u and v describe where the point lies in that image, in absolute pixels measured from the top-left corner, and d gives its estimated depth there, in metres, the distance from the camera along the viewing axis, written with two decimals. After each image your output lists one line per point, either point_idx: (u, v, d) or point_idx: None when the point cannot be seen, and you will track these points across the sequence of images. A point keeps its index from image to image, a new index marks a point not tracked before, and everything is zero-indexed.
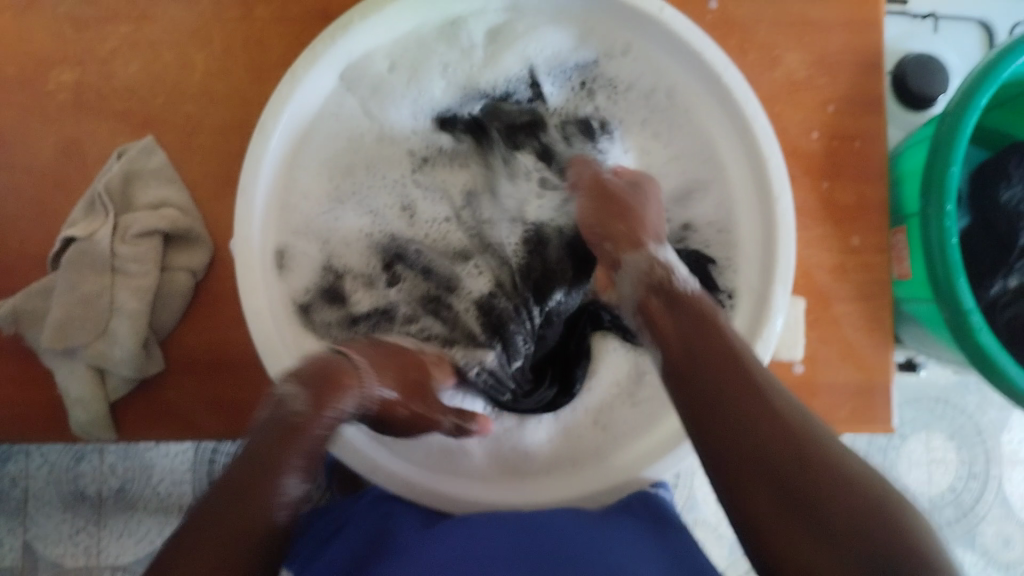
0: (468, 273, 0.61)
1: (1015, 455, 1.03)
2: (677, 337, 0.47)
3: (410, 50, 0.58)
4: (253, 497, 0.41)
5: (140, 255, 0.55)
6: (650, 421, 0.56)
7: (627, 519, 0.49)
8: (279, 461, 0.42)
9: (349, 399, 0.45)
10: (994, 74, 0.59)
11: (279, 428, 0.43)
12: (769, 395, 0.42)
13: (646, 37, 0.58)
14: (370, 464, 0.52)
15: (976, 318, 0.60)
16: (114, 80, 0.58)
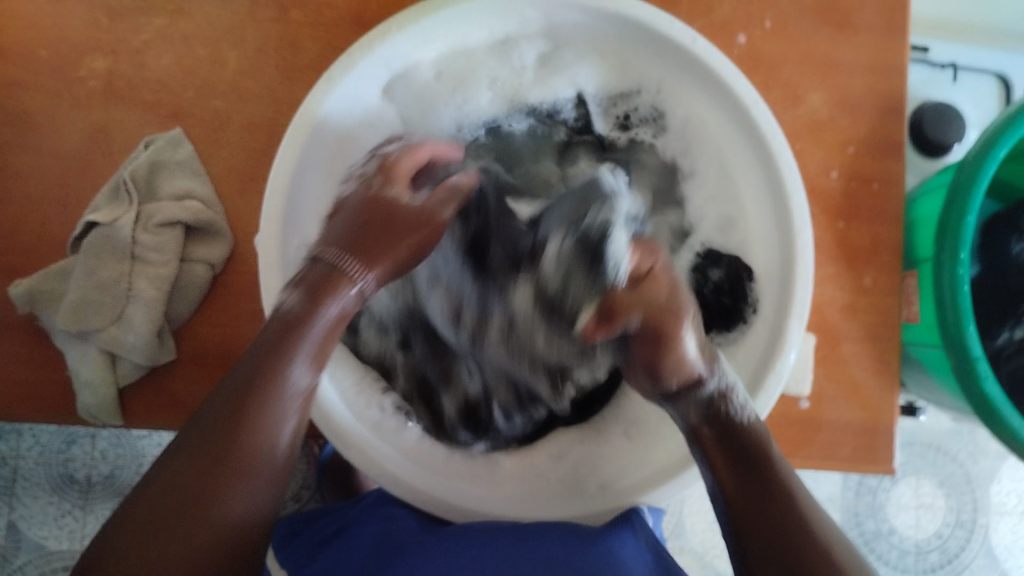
0: (467, 370, 0.61)
1: (1004, 505, 1.04)
2: (727, 465, 0.46)
3: (458, 65, 0.60)
4: (227, 465, 0.39)
5: (161, 246, 0.56)
6: (660, 443, 0.56)
7: (627, 538, 0.49)
8: (253, 421, 0.41)
9: (342, 288, 0.47)
10: (1014, 127, 0.59)
11: (283, 326, 0.45)
12: (795, 505, 0.43)
13: (677, 71, 0.60)
14: (380, 470, 0.52)
15: (983, 366, 0.60)
16: (147, 70, 0.59)
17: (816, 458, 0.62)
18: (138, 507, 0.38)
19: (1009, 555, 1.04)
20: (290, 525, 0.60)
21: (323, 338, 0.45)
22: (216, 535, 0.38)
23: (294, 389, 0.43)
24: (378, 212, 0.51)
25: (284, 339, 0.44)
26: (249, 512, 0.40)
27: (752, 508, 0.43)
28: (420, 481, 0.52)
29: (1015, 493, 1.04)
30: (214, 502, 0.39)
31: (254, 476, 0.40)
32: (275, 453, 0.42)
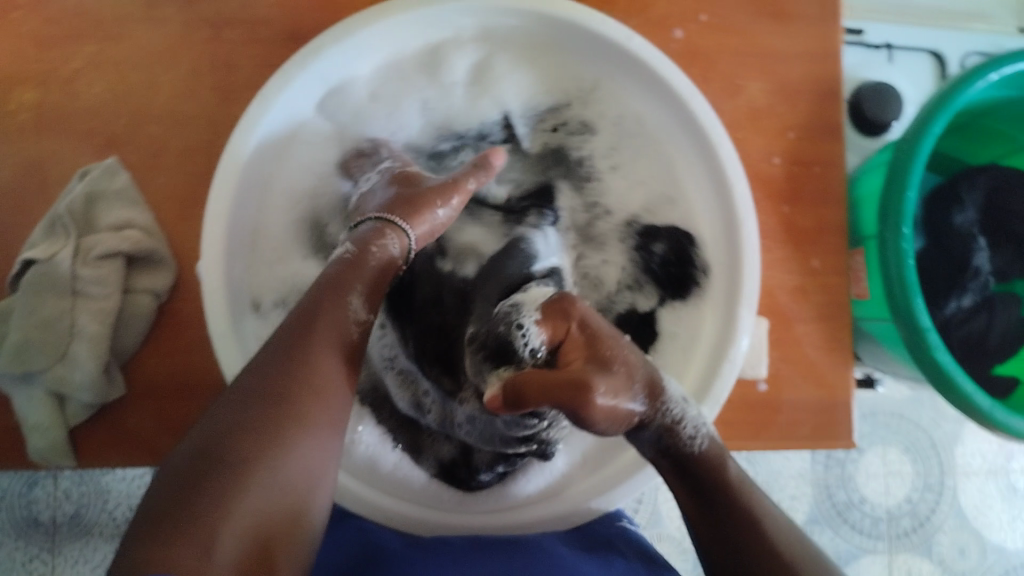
0: (437, 438, 0.58)
1: (968, 466, 1.06)
2: (683, 487, 0.46)
3: (389, 85, 0.60)
4: (306, 381, 0.41)
5: (101, 277, 0.54)
6: (625, 442, 0.56)
7: (619, 559, 0.49)
8: (322, 346, 0.43)
9: (388, 237, 0.51)
10: (949, 103, 0.60)
11: (342, 265, 0.48)
12: (759, 528, 0.43)
13: (615, 68, 0.60)
14: (356, 497, 0.53)
15: (933, 337, 0.61)
16: (77, 100, 0.57)
17: (779, 438, 0.62)
18: (224, 414, 0.39)
19: (977, 514, 1.06)
20: None
21: (372, 282, 0.48)
22: (297, 435, 0.39)
23: (353, 322, 0.46)
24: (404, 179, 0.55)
25: (341, 278, 0.47)
26: (327, 426, 0.41)
27: (718, 532, 0.43)
28: (384, 501, 0.53)
29: (979, 454, 1.07)
30: (298, 409, 0.40)
31: (327, 391, 0.42)
32: (341, 375, 0.44)
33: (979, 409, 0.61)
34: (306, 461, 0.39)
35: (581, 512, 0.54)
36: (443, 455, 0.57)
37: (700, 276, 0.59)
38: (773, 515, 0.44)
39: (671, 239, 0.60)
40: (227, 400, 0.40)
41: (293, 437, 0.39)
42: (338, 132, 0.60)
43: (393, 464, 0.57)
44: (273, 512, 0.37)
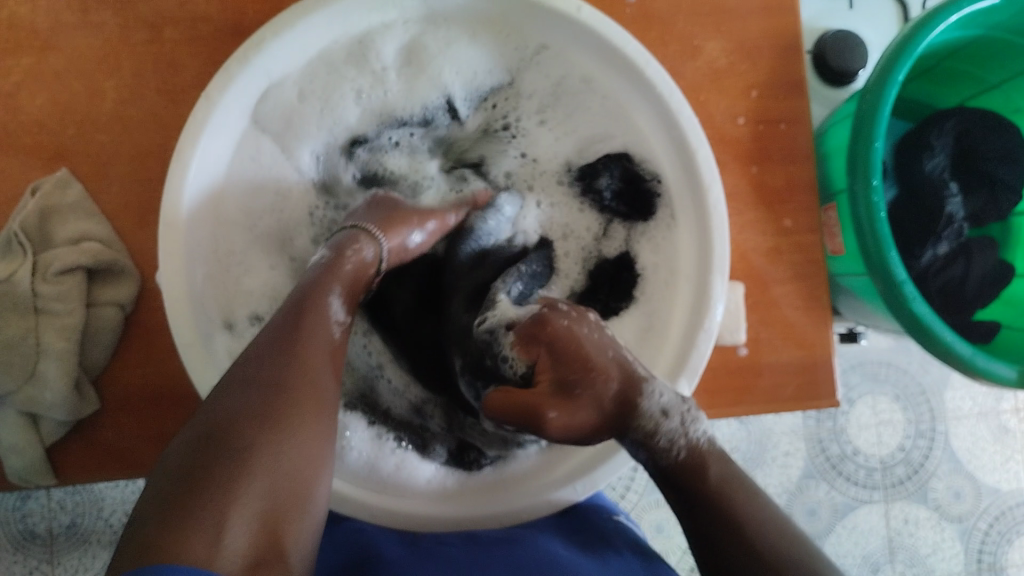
0: (436, 438, 0.58)
1: (958, 410, 1.07)
2: (664, 480, 0.46)
3: (320, 80, 0.57)
4: (303, 367, 0.41)
5: (63, 293, 0.53)
6: None
7: (615, 556, 0.51)
8: (313, 336, 0.43)
9: (360, 244, 0.51)
10: (910, 49, 0.60)
11: (320, 269, 0.48)
12: (745, 532, 0.42)
13: (559, 39, 0.58)
14: (352, 503, 0.51)
15: (910, 288, 0.61)
16: (21, 113, 0.56)
17: (762, 402, 0.62)
18: (224, 402, 0.39)
19: (971, 457, 1.07)
20: None
21: (349, 283, 0.48)
22: (295, 418, 0.39)
23: (337, 317, 0.46)
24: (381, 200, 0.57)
25: (320, 279, 0.47)
26: (326, 411, 0.42)
27: (713, 534, 0.43)
28: (370, 497, 0.51)
29: (969, 398, 1.07)
30: (298, 395, 0.40)
31: (324, 376, 0.42)
32: (334, 365, 0.44)
33: (961, 358, 0.60)
34: (310, 442, 0.40)
35: (573, 494, 0.52)
36: (447, 447, 0.58)
37: (653, 183, 0.59)
38: (781, 521, 0.44)
39: (612, 168, 0.60)
40: (220, 392, 0.40)
41: (297, 421, 0.39)
42: (272, 133, 0.58)
43: (396, 465, 0.54)
44: (279, 493, 0.37)
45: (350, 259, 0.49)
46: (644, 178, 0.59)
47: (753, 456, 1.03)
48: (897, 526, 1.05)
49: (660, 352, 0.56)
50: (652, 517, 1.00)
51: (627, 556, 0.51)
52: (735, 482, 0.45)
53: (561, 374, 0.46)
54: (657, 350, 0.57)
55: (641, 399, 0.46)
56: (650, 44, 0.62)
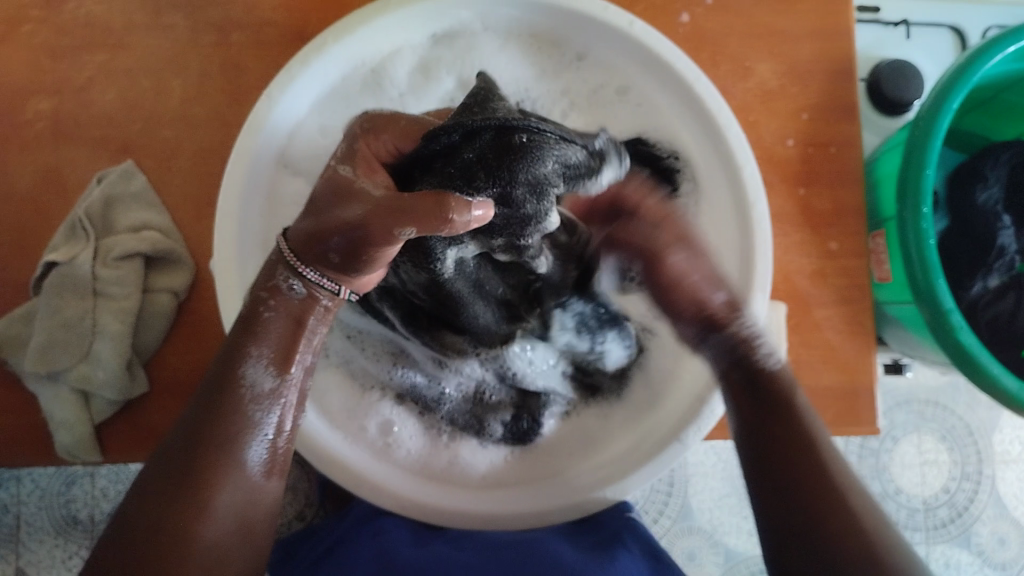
0: (492, 414, 0.59)
1: (1006, 454, 1.04)
2: (749, 407, 0.46)
3: (339, 110, 0.59)
4: (191, 496, 0.41)
5: (121, 278, 0.56)
6: (660, 401, 0.58)
7: (624, 552, 0.56)
8: (212, 444, 0.42)
9: (276, 280, 0.44)
10: (965, 78, 0.59)
11: (238, 328, 0.44)
12: (793, 429, 0.44)
13: (608, 55, 0.60)
14: (387, 493, 0.52)
15: (957, 318, 0.60)
16: (92, 107, 0.59)
17: None
18: (104, 555, 0.40)
19: (1018, 504, 1.03)
20: (284, 548, 0.61)
21: (269, 340, 0.44)
22: (206, 517, 0.41)
23: (257, 396, 0.43)
24: (324, 195, 0.41)
25: (235, 351, 0.43)
26: (223, 532, 0.41)
27: (765, 472, 0.44)
28: (400, 488, 0.53)
29: (1018, 442, 1.04)
30: (180, 537, 0.40)
31: (221, 494, 0.41)
32: (242, 471, 0.42)
33: (1007, 393, 0.59)
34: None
35: (605, 497, 0.53)
36: (502, 416, 0.59)
37: (671, 159, 0.60)
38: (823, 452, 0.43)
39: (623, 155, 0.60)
40: (137, 489, 0.42)
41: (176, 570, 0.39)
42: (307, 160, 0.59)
43: (448, 462, 0.57)
44: None
45: (267, 303, 0.44)
46: (660, 158, 0.60)
47: None
48: (938, 569, 1.02)
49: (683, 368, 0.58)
50: (684, 544, 1.01)
51: (635, 552, 0.56)
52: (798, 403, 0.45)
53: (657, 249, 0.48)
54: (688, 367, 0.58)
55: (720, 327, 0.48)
56: (701, 64, 0.62)
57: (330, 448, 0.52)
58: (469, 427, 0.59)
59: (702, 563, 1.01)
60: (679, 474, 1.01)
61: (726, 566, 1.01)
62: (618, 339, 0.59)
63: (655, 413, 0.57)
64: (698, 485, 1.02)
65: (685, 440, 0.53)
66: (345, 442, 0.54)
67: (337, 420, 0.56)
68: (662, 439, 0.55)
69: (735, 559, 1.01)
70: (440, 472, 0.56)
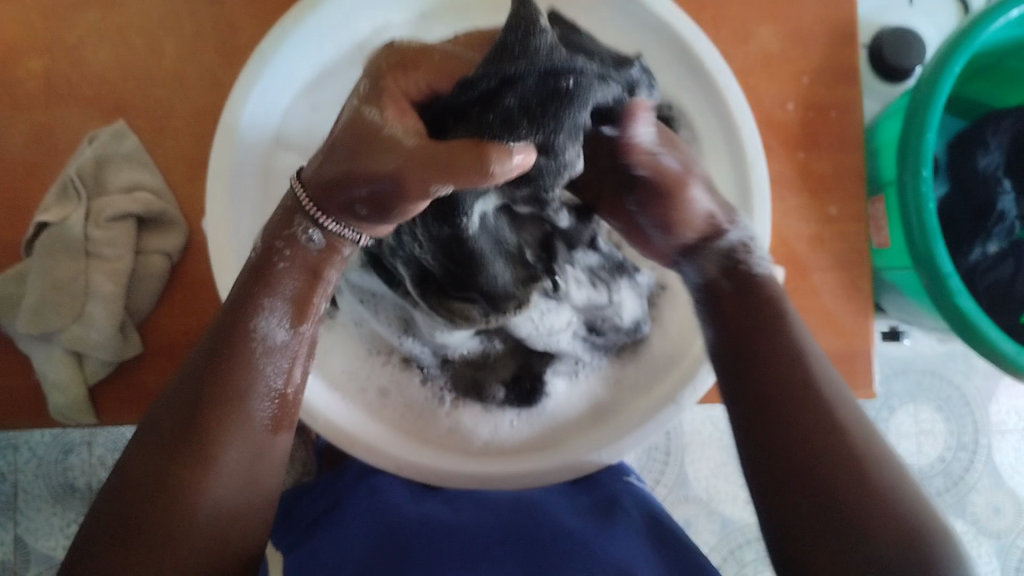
0: (493, 375, 0.59)
1: (1002, 424, 1.04)
2: (733, 317, 0.47)
3: (330, 85, 0.58)
4: (199, 443, 0.40)
5: (114, 239, 0.56)
6: (675, 365, 0.57)
7: (623, 516, 0.56)
8: (222, 391, 0.41)
9: (293, 229, 0.43)
10: (967, 42, 0.58)
11: (249, 277, 0.43)
12: (780, 351, 0.45)
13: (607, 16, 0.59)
14: (382, 454, 0.52)
15: (955, 281, 0.59)
16: (82, 66, 0.58)
17: None
18: (111, 498, 0.40)
19: (1013, 473, 1.04)
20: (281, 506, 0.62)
21: (277, 292, 0.43)
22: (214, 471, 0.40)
23: (267, 345, 0.43)
24: (346, 137, 0.38)
25: (246, 299, 0.43)
26: (231, 481, 0.41)
27: (744, 393, 0.45)
28: (395, 451, 0.53)
29: (1014, 412, 1.04)
30: (187, 487, 0.40)
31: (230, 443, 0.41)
32: (250, 425, 0.42)
33: (1006, 357, 0.59)
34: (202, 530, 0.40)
35: (598, 460, 0.53)
36: (504, 377, 0.59)
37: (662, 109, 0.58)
38: (813, 367, 0.44)
39: None
40: (143, 437, 0.41)
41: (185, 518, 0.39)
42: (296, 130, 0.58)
43: (450, 428, 0.57)
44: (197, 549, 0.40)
45: (277, 252, 0.43)
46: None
47: None
48: None
49: (692, 336, 0.57)
50: (680, 512, 1.02)
51: (634, 514, 0.57)
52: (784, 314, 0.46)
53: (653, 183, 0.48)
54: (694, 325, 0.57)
55: (709, 243, 0.50)
56: (701, 26, 0.61)
57: (327, 411, 0.52)
58: (470, 393, 0.59)
59: (698, 531, 1.02)
60: (676, 443, 1.02)
61: (722, 534, 1.01)
62: (628, 296, 0.59)
63: (659, 378, 0.57)
64: (694, 455, 1.02)
65: (680, 402, 0.53)
66: (345, 407, 0.54)
67: (335, 379, 0.56)
68: (660, 400, 0.55)
69: (731, 527, 1.02)
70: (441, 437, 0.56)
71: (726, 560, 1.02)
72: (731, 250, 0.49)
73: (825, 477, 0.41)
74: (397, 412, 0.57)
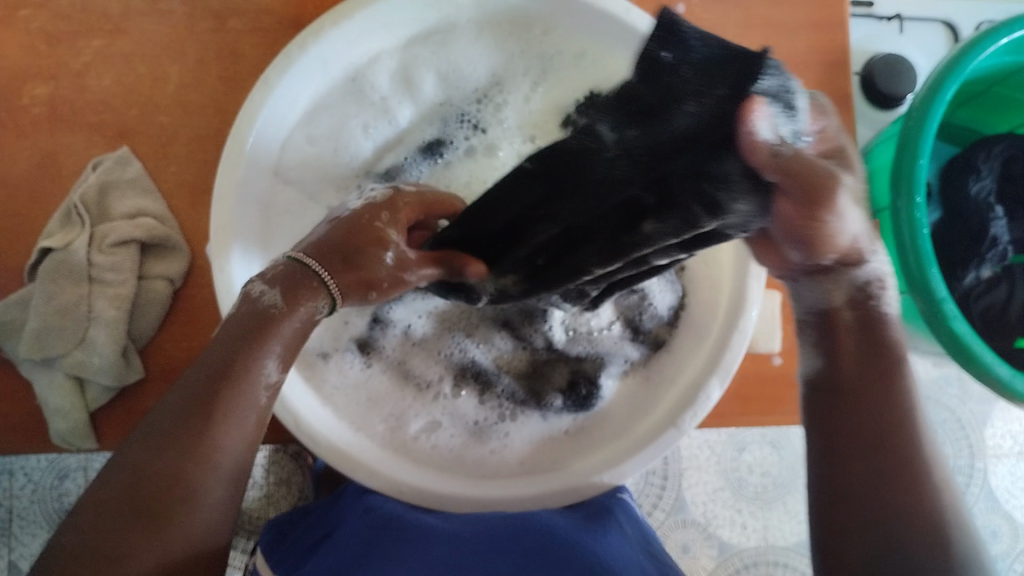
0: (547, 385, 0.60)
1: (998, 448, 1.04)
2: (853, 359, 0.46)
3: (323, 119, 0.60)
4: (198, 462, 0.41)
5: (117, 264, 0.56)
6: (684, 364, 0.58)
7: (615, 524, 0.57)
8: (223, 421, 0.42)
9: (315, 304, 0.45)
10: (957, 70, 0.60)
11: (253, 323, 0.43)
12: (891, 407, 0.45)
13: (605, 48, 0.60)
14: (385, 478, 0.52)
15: (949, 307, 0.60)
16: (88, 92, 0.58)
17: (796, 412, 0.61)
18: (94, 506, 0.40)
19: (1009, 496, 1.04)
20: (278, 527, 0.61)
21: (284, 343, 0.44)
22: (207, 488, 0.42)
23: (263, 385, 0.44)
24: (359, 240, 0.46)
25: (251, 344, 0.43)
26: (218, 499, 0.43)
27: (833, 434, 0.46)
28: (398, 474, 0.53)
29: (1010, 436, 1.04)
30: (181, 511, 0.41)
31: (223, 466, 0.42)
32: (238, 449, 0.43)
33: (999, 379, 0.59)
34: (189, 543, 0.41)
35: (600, 483, 0.53)
36: (558, 383, 0.60)
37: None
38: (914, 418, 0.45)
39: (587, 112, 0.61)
40: (139, 439, 0.42)
41: (169, 535, 0.41)
42: (296, 180, 0.60)
43: (492, 451, 0.58)
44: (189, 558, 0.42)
45: (291, 310, 0.44)
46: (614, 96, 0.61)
47: (783, 483, 1.04)
48: None
49: (714, 318, 0.57)
50: (678, 536, 1.01)
51: (624, 526, 0.58)
52: (902, 359, 0.46)
53: (790, 194, 0.37)
54: (711, 320, 0.58)
55: (846, 268, 0.45)
56: None
57: (331, 437, 0.52)
58: (528, 400, 0.60)
59: (696, 556, 1.01)
60: (673, 468, 1.02)
61: (720, 558, 1.01)
62: (656, 280, 0.60)
63: (672, 374, 0.58)
64: (693, 479, 1.02)
65: (681, 426, 0.54)
66: (350, 433, 0.54)
67: (353, 418, 0.56)
68: (659, 424, 0.55)
69: (728, 552, 1.01)
70: (480, 460, 0.57)
71: None
72: (866, 283, 0.46)
73: (885, 512, 0.43)
74: (429, 448, 0.57)
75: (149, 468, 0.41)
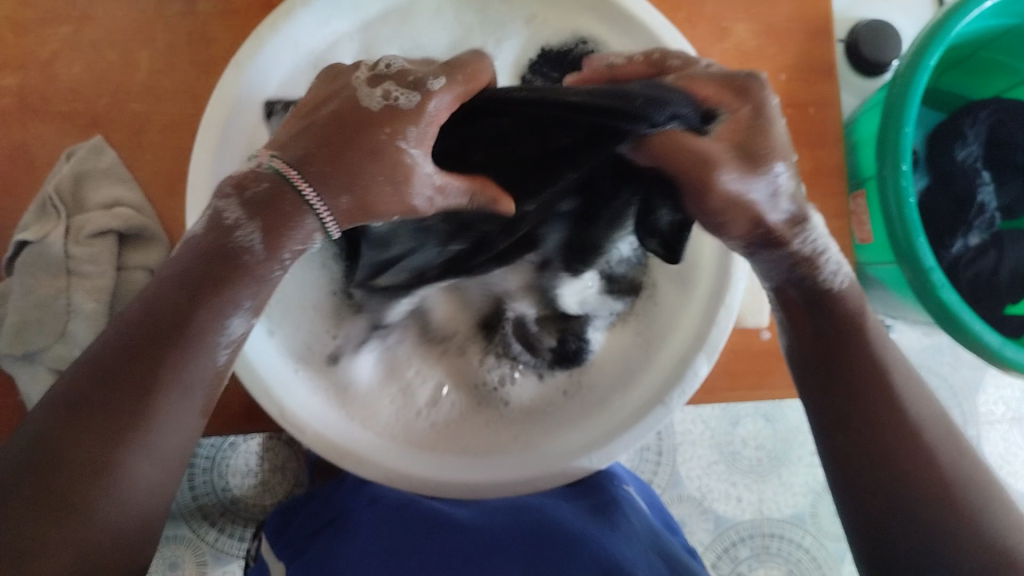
0: (535, 341, 0.57)
1: (990, 415, 1.04)
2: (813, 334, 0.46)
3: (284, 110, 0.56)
4: (130, 439, 0.39)
5: (95, 256, 0.55)
6: (657, 341, 0.58)
7: (624, 520, 0.56)
8: (167, 392, 0.40)
9: (306, 240, 0.42)
10: (941, 35, 0.59)
11: (214, 261, 0.41)
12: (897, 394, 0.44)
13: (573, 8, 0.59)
14: (374, 466, 0.52)
15: (938, 276, 0.59)
16: (58, 81, 0.57)
17: (784, 386, 0.60)
18: (22, 468, 0.38)
19: (1003, 462, 1.04)
20: (281, 516, 0.62)
21: (260, 288, 0.42)
22: (142, 462, 0.40)
23: (223, 342, 0.42)
24: (376, 168, 0.41)
25: (211, 297, 0.41)
26: (149, 484, 0.40)
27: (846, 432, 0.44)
28: (386, 459, 0.53)
29: (1002, 402, 1.05)
30: (112, 486, 0.39)
31: (163, 438, 0.40)
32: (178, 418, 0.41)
33: (989, 348, 0.59)
34: (108, 529, 0.39)
35: (590, 463, 0.53)
36: (548, 342, 0.58)
37: (579, 47, 0.58)
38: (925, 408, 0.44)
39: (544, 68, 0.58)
40: (76, 395, 0.39)
41: (101, 512, 0.38)
42: None
43: (488, 424, 0.57)
44: (119, 538, 0.39)
45: (269, 259, 0.42)
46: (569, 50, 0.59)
47: (777, 455, 1.04)
48: None
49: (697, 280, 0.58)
50: (675, 511, 1.02)
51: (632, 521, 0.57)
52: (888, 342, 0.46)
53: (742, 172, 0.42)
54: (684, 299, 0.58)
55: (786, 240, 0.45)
56: (678, 25, 0.61)
57: (320, 426, 0.53)
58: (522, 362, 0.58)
59: (692, 531, 1.02)
60: (668, 443, 1.02)
61: (716, 531, 1.01)
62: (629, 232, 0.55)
63: (651, 353, 0.58)
64: (688, 453, 1.03)
65: (669, 403, 0.54)
66: (336, 419, 0.54)
67: (353, 408, 0.55)
68: (645, 404, 0.55)
69: (724, 525, 1.02)
70: (475, 442, 0.56)
71: (721, 558, 1.02)
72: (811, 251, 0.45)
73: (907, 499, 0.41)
74: (428, 428, 0.56)
75: (85, 435, 0.39)
